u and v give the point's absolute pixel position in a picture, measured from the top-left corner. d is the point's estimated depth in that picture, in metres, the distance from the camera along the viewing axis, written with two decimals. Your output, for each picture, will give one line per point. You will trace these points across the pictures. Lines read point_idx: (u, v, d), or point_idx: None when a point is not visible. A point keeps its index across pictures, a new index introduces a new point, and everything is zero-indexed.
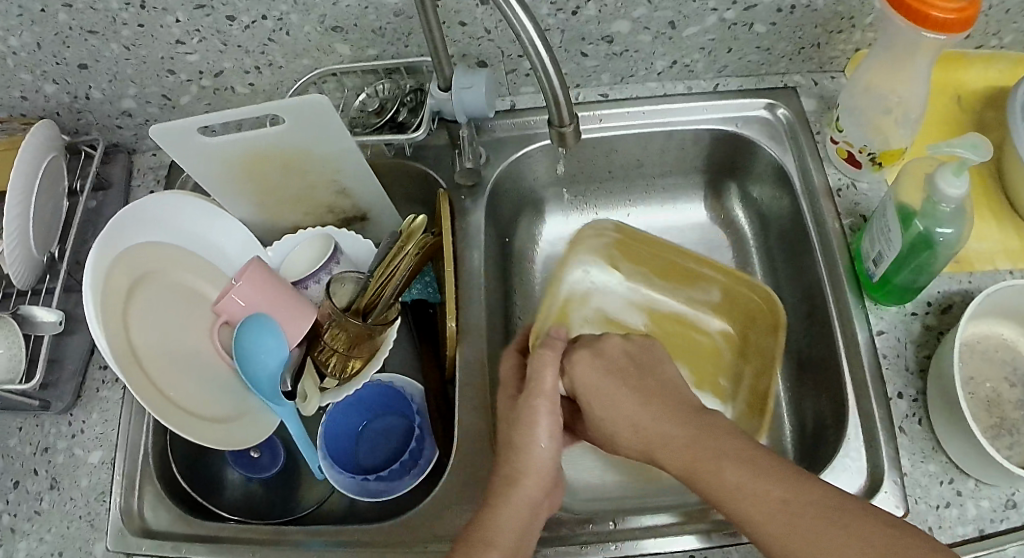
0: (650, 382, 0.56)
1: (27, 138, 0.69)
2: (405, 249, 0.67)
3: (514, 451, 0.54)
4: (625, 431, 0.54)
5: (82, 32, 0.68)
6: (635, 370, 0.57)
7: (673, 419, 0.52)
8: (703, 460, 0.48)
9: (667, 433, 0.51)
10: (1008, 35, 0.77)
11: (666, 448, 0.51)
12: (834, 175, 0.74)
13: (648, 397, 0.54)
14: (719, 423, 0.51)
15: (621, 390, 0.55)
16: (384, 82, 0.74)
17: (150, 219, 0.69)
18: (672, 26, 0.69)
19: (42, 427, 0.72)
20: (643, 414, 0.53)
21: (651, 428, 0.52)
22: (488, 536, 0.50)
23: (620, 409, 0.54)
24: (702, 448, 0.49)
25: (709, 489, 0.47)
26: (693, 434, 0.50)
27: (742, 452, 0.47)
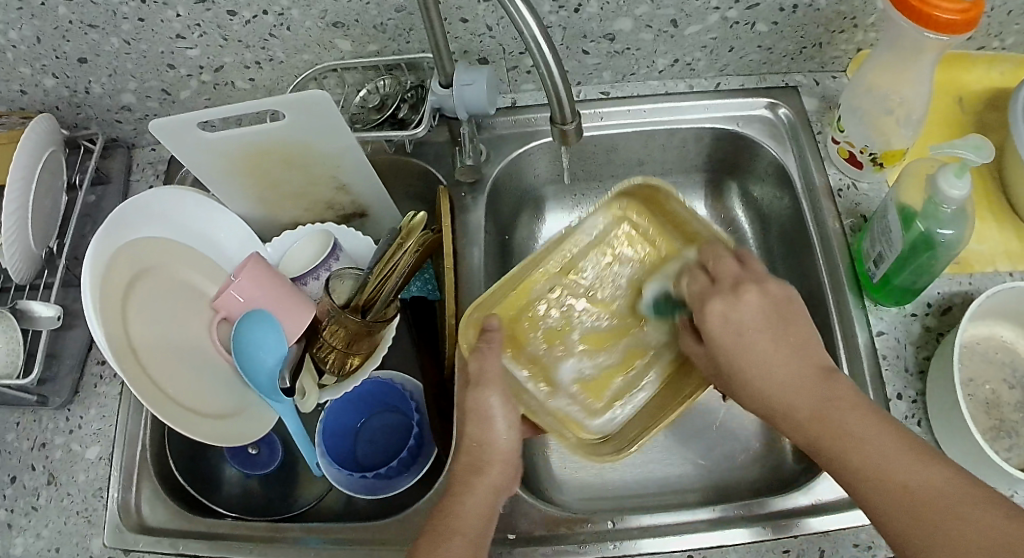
0: (789, 330, 0.53)
1: (27, 131, 0.69)
2: (406, 245, 0.67)
3: (478, 439, 0.55)
4: (760, 387, 0.52)
5: (83, 25, 0.67)
6: (766, 319, 0.53)
7: (823, 385, 0.51)
8: (833, 424, 0.49)
9: (798, 401, 0.51)
10: (1010, 36, 0.77)
11: (795, 415, 0.51)
12: (835, 175, 0.74)
13: (784, 352, 0.52)
14: (849, 393, 0.50)
15: (755, 340, 0.53)
16: (385, 78, 0.73)
17: (148, 214, 0.69)
18: (674, 24, 0.69)
19: (40, 422, 0.71)
20: (774, 364, 0.52)
21: (777, 391, 0.52)
22: (453, 525, 0.51)
23: (749, 367, 0.53)
24: (843, 417, 0.49)
25: (838, 441, 0.48)
26: (822, 399, 0.50)
27: (888, 421, 0.48)
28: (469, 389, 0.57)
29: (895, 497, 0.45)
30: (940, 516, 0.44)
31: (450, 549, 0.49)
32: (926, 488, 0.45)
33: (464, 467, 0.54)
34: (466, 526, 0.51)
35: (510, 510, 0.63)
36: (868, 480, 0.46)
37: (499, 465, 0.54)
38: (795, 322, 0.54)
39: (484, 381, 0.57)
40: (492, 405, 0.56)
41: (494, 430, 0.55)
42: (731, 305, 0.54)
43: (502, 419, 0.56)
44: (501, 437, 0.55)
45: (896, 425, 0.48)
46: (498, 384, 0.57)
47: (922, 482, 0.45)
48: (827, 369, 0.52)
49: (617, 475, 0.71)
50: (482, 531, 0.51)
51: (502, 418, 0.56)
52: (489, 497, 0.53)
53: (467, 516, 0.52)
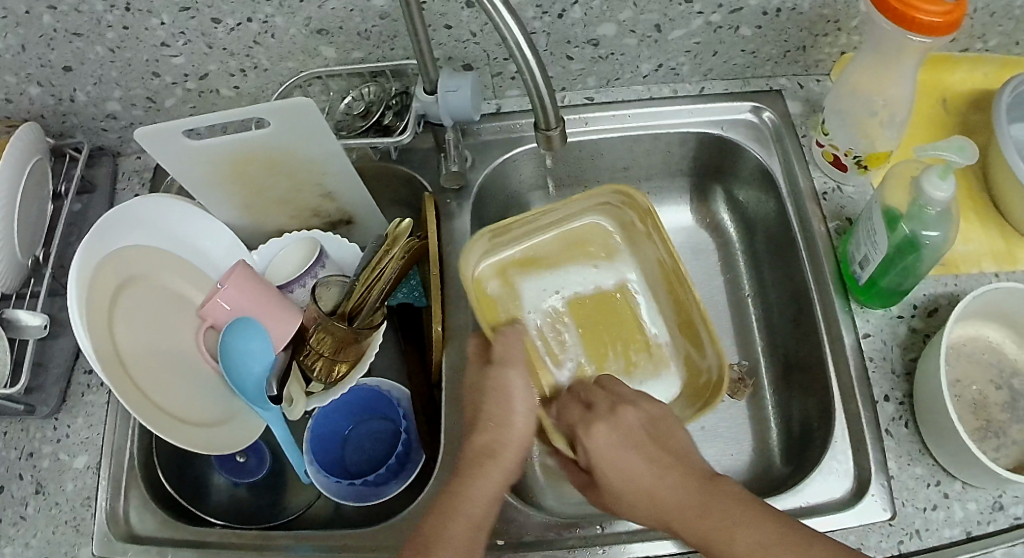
0: (654, 445, 0.54)
1: (11, 141, 0.69)
2: (392, 252, 0.67)
3: (490, 419, 0.55)
4: (636, 497, 0.53)
5: (67, 33, 0.67)
6: (646, 435, 0.55)
7: (680, 488, 0.51)
8: (713, 534, 0.48)
9: (679, 503, 0.51)
10: (993, 38, 0.78)
11: (680, 519, 0.50)
12: (820, 178, 0.74)
13: (659, 464, 0.53)
14: (705, 477, 0.52)
15: (636, 460, 0.53)
16: (370, 85, 0.74)
17: (133, 221, 0.69)
18: (658, 29, 0.69)
19: (27, 432, 0.71)
20: (662, 489, 0.52)
21: (647, 487, 0.52)
22: (460, 505, 0.51)
23: (633, 474, 0.53)
24: (707, 518, 0.49)
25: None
26: (692, 507, 0.50)
27: (745, 507, 0.49)
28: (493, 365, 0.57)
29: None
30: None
31: (453, 533, 0.50)
32: None
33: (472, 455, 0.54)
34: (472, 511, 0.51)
35: (498, 516, 0.63)
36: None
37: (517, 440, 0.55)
38: (661, 436, 0.55)
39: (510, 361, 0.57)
40: (514, 383, 0.56)
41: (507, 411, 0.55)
42: (617, 425, 0.56)
43: (518, 403, 0.55)
44: (516, 417, 0.55)
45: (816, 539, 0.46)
46: (520, 365, 0.57)
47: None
48: (706, 475, 0.52)
49: None
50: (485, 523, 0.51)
51: (521, 392, 0.56)
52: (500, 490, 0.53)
53: (478, 499, 0.52)
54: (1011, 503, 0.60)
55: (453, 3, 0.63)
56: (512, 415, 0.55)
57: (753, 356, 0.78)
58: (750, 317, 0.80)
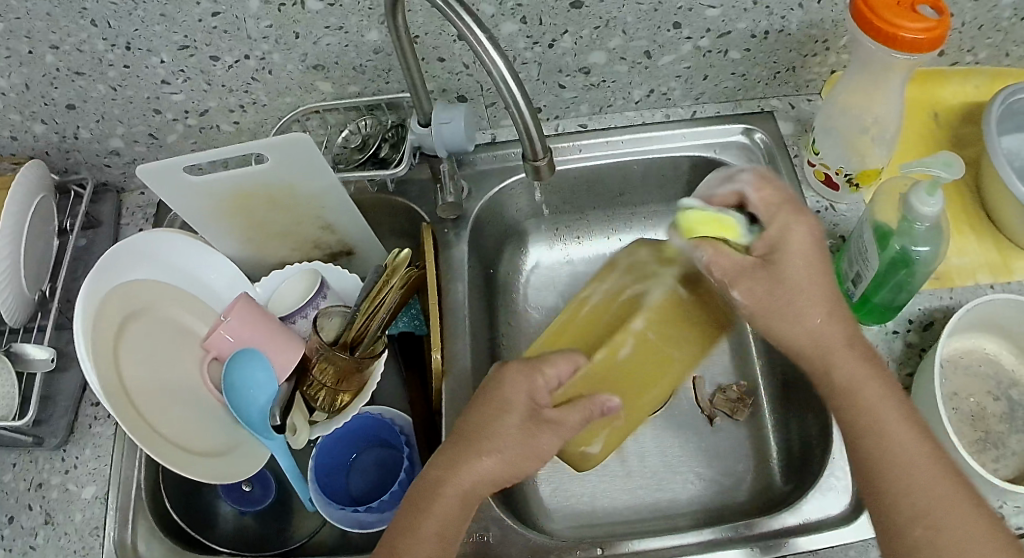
0: (822, 273, 0.56)
1: (17, 179, 0.70)
2: (391, 282, 0.68)
3: (488, 416, 0.56)
4: (798, 333, 0.55)
5: (69, 73, 0.69)
6: (808, 259, 0.55)
7: (854, 347, 0.55)
8: (863, 395, 0.53)
9: (836, 342, 0.54)
10: (982, 51, 0.79)
11: (835, 351, 0.54)
12: (813, 198, 0.75)
13: (824, 304, 0.55)
14: (870, 350, 0.55)
15: (811, 274, 0.56)
16: (367, 118, 0.75)
17: (137, 255, 0.70)
18: (648, 55, 0.71)
19: (36, 463, 0.72)
20: (810, 317, 0.55)
21: (791, 304, 0.55)
22: (434, 504, 0.54)
23: (796, 319, 0.55)
24: (847, 371, 0.54)
25: (863, 415, 0.53)
26: (823, 353, 0.55)
27: (896, 392, 0.54)
28: (522, 364, 0.57)
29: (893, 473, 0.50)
30: (933, 490, 0.49)
31: (426, 533, 0.53)
32: (922, 480, 0.49)
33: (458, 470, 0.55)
34: (439, 522, 0.53)
35: (500, 540, 0.63)
36: (895, 478, 0.50)
37: (506, 436, 0.55)
38: (820, 268, 0.56)
39: (522, 368, 0.57)
40: (515, 393, 0.56)
41: (503, 408, 0.56)
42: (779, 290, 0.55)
43: (515, 402, 0.56)
44: (507, 423, 0.55)
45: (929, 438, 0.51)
46: (531, 376, 0.57)
47: (906, 449, 0.50)
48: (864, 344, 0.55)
49: (606, 501, 0.72)
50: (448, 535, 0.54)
51: (518, 403, 0.56)
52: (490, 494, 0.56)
53: (462, 486, 0.54)
54: (1012, 514, 0.60)
55: (445, 36, 0.65)
56: (509, 415, 0.55)
57: (752, 375, 0.78)
58: (748, 336, 0.80)
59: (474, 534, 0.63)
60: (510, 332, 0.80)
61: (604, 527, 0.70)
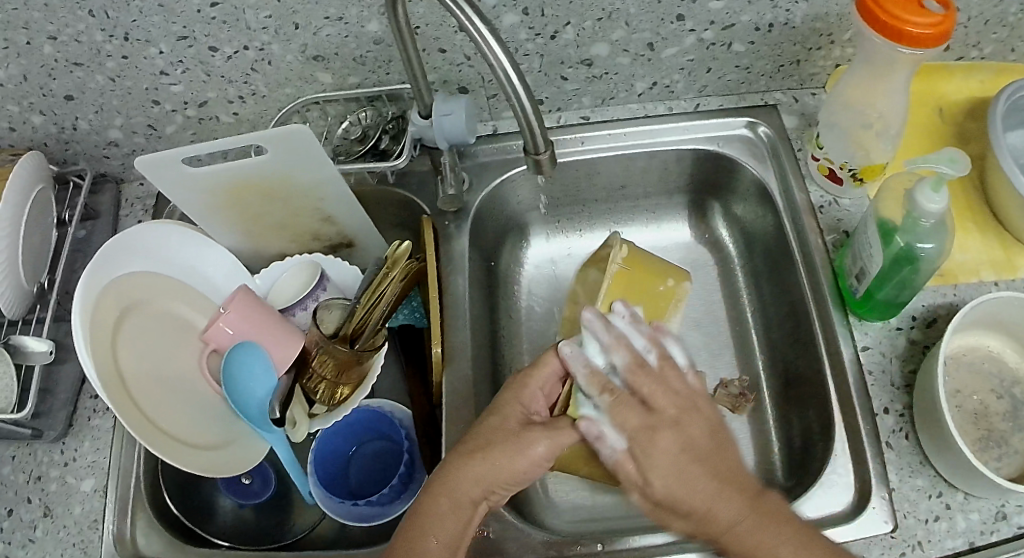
0: (687, 399, 0.56)
1: (15, 170, 0.70)
2: (391, 274, 0.68)
3: (490, 424, 0.57)
4: (664, 481, 0.53)
5: (68, 63, 0.68)
6: (679, 400, 0.56)
7: (714, 482, 0.52)
8: (759, 555, 0.51)
9: (732, 521, 0.52)
10: (987, 45, 0.78)
11: (695, 505, 0.52)
12: (817, 192, 0.74)
13: (654, 431, 0.54)
14: (739, 474, 0.54)
15: (699, 478, 0.52)
16: (367, 109, 0.74)
17: (136, 248, 0.70)
18: (650, 48, 0.70)
19: (35, 455, 0.72)
20: (658, 457, 0.54)
21: (685, 499, 0.53)
22: (428, 524, 0.53)
23: (662, 459, 0.53)
24: (738, 527, 0.51)
25: (750, 547, 0.51)
26: (712, 446, 0.54)
27: (801, 536, 0.51)
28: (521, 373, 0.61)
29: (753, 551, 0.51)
30: None
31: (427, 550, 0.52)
32: None
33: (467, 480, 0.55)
34: (442, 531, 0.53)
35: (500, 535, 0.63)
36: None
37: (509, 445, 0.55)
38: (694, 411, 0.56)
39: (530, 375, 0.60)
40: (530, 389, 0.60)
41: (509, 412, 0.58)
42: (661, 382, 0.57)
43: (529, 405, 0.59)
44: (508, 422, 0.57)
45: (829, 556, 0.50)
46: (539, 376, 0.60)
47: (788, 550, 0.50)
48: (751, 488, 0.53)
49: (606, 496, 0.72)
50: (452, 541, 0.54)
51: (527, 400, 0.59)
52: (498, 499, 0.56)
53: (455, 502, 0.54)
54: (1014, 513, 0.60)
55: (446, 27, 0.64)
56: (509, 418, 0.58)
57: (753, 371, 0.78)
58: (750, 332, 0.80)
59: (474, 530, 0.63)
60: (510, 326, 0.79)
61: (605, 523, 0.70)
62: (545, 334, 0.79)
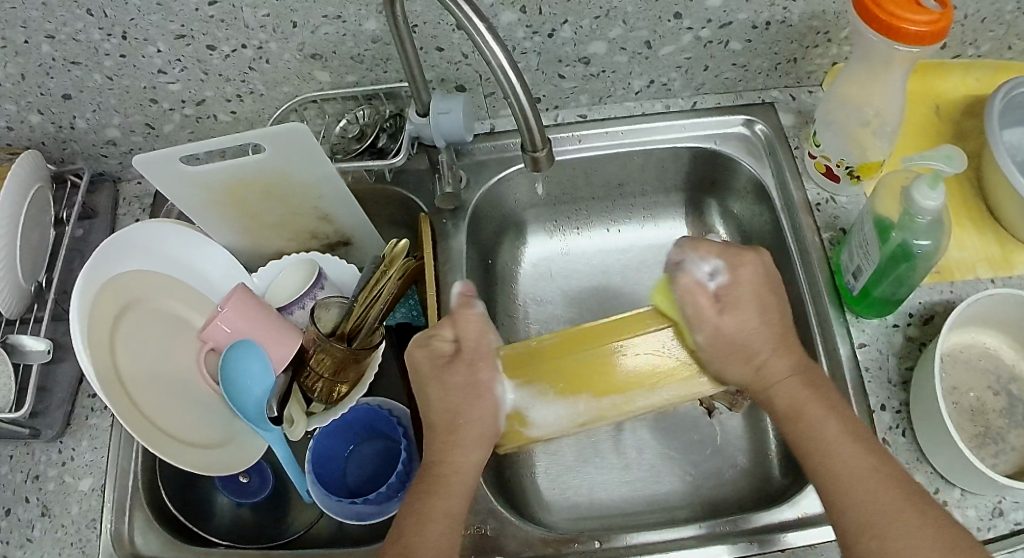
0: (775, 301, 0.58)
1: (13, 168, 0.70)
2: (389, 273, 0.68)
3: (450, 400, 0.56)
4: (749, 332, 0.56)
5: (66, 62, 0.68)
6: (759, 300, 0.57)
7: (789, 360, 0.56)
8: (808, 416, 0.54)
9: (780, 375, 0.56)
10: (985, 43, 0.78)
11: (761, 344, 0.56)
12: (813, 189, 0.74)
13: (777, 334, 0.57)
14: (819, 382, 0.56)
15: (759, 338, 0.56)
16: (364, 108, 0.74)
17: (132, 245, 0.69)
18: (648, 46, 0.70)
19: (33, 455, 0.72)
20: (771, 362, 0.56)
21: (748, 342, 0.56)
22: (445, 493, 0.54)
23: (749, 322, 0.56)
24: (808, 420, 0.54)
25: (810, 449, 0.53)
26: (758, 300, 0.57)
27: (852, 426, 0.53)
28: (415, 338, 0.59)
29: (830, 477, 0.51)
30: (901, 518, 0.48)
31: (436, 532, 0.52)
32: (863, 482, 0.50)
33: (441, 445, 0.55)
34: (448, 505, 0.53)
35: (497, 533, 0.63)
36: (856, 512, 0.50)
37: (478, 419, 0.57)
38: (771, 305, 0.57)
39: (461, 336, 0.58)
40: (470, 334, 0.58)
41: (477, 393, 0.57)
42: (744, 313, 0.56)
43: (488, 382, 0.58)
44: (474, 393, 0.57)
45: (879, 456, 0.52)
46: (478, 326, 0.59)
47: (846, 460, 0.52)
48: (812, 374, 0.56)
49: (604, 493, 0.72)
50: (458, 515, 0.53)
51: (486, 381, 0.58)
52: (472, 467, 0.55)
53: (462, 475, 0.55)
54: (1011, 509, 0.60)
55: (444, 25, 0.64)
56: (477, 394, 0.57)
57: None
58: None
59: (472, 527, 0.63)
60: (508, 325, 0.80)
61: (602, 520, 0.70)
62: (543, 333, 0.80)
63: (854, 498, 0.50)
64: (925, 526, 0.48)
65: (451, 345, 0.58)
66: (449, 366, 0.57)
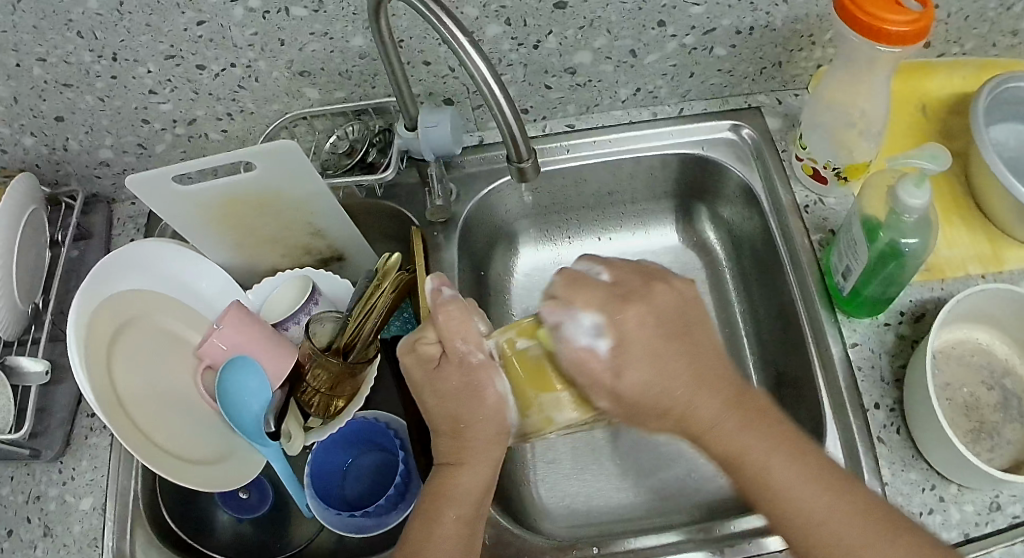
0: (682, 344, 0.53)
1: (8, 191, 0.70)
2: (382, 287, 0.68)
3: (452, 403, 0.55)
4: (671, 383, 0.52)
5: (57, 85, 0.69)
6: (671, 329, 0.54)
7: (717, 398, 0.53)
8: (750, 456, 0.51)
9: (714, 418, 0.52)
10: (968, 41, 0.79)
11: (682, 391, 0.53)
12: (802, 192, 0.75)
13: (689, 362, 0.53)
14: (757, 404, 0.53)
15: (665, 392, 0.53)
16: (354, 124, 0.75)
17: (128, 265, 0.70)
18: (633, 54, 0.71)
19: (33, 476, 0.72)
20: (696, 399, 0.53)
21: (667, 390, 0.52)
22: (446, 506, 0.54)
23: (673, 373, 0.53)
24: (745, 437, 0.51)
25: (751, 478, 0.51)
26: (676, 316, 0.55)
27: (784, 441, 0.51)
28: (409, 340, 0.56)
29: (775, 508, 0.50)
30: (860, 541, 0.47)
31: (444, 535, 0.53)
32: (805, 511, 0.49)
33: (450, 447, 0.55)
34: (459, 507, 0.54)
35: (497, 541, 0.63)
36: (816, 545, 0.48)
37: (485, 421, 0.55)
38: (692, 326, 0.55)
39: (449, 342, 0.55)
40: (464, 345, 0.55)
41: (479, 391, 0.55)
42: (659, 362, 0.53)
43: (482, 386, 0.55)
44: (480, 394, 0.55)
45: (822, 480, 0.50)
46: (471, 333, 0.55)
47: (786, 491, 0.49)
48: (738, 391, 0.54)
49: (603, 500, 0.72)
50: (470, 516, 0.54)
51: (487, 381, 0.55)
52: (478, 475, 0.55)
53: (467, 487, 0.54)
54: (1007, 503, 0.61)
55: (430, 40, 0.65)
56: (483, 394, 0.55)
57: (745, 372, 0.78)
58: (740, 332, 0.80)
59: None
60: None
61: (602, 526, 0.70)
62: None
63: (807, 525, 0.48)
64: (882, 539, 0.47)
65: (439, 350, 0.55)
66: (439, 373, 0.55)
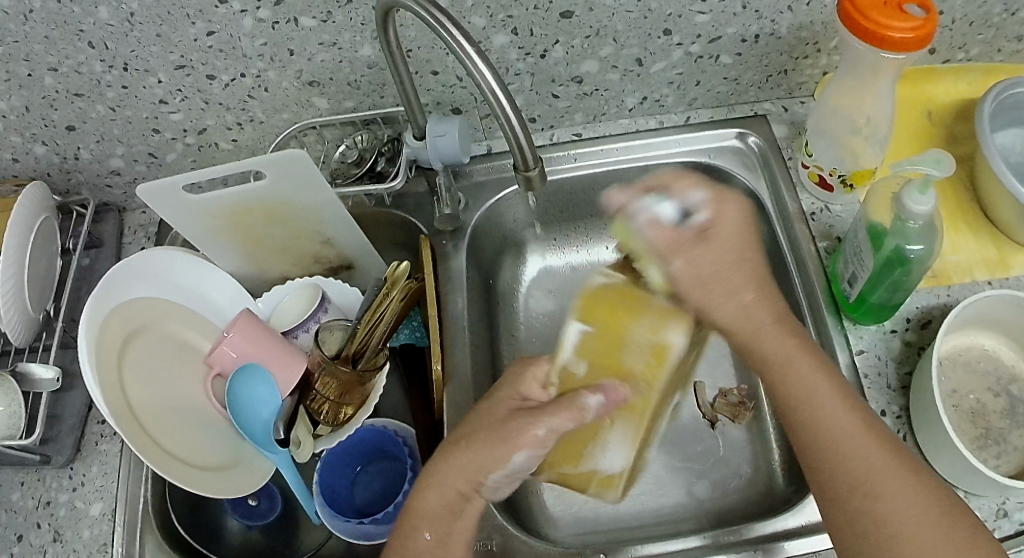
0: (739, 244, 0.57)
1: (21, 200, 0.71)
2: (391, 295, 0.69)
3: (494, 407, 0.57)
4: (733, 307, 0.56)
5: (69, 94, 0.70)
6: (740, 244, 0.57)
7: (774, 327, 0.55)
8: (797, 376, 0.53)
9: (762, 324, 0.55)
10: (974, 47, 0.79)
11: (739, 317, 0.56)
12: (807, 200, 0.75)
13: (754, 283, 0.56)
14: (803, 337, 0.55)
15: (726, 272, 0.56)
16: (362, 133, 0.76)
17: (138, 274, 0.70)
18: (639, 62, 0.71)
19: (44, 481, 0.73)
20: (743, 294, 0.56)
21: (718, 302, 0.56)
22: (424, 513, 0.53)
23: (723, 300, 0.56)
24: (795, 364, 0.53)
25: (801, 410, 0.52)
26: (742, 234, 0.57)
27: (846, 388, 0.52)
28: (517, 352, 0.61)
29: (828, 449, 0.50)
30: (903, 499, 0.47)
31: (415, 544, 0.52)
32: (859, 448, 0.49)
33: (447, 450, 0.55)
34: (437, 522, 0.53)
35: (503, 548, 0.63)
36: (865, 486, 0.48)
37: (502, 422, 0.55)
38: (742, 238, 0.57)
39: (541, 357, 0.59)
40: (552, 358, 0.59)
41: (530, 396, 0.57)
42: (715, 251, 0.56)
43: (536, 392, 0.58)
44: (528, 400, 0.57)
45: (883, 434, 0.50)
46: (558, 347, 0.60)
47: (847, 426, 0.50)
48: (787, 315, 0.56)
49: (609, 507, 0.72)
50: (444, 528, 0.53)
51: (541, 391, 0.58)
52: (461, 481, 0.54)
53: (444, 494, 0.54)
54: (1015, 509, 0.61)
55: (438, 50, 0.65)
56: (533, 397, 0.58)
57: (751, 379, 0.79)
58: None
59: (478, 544, 0.64)
60: (510, 342, 0.80)
61: (608, 534, 0.71)
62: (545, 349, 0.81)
63: (856, 473, 0.48)
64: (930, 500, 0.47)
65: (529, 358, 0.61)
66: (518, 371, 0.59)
